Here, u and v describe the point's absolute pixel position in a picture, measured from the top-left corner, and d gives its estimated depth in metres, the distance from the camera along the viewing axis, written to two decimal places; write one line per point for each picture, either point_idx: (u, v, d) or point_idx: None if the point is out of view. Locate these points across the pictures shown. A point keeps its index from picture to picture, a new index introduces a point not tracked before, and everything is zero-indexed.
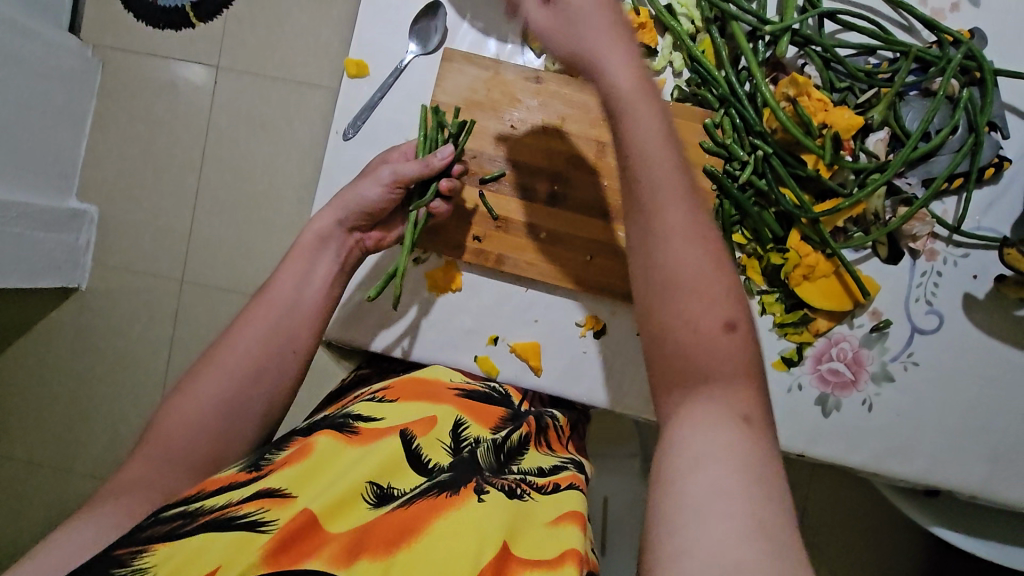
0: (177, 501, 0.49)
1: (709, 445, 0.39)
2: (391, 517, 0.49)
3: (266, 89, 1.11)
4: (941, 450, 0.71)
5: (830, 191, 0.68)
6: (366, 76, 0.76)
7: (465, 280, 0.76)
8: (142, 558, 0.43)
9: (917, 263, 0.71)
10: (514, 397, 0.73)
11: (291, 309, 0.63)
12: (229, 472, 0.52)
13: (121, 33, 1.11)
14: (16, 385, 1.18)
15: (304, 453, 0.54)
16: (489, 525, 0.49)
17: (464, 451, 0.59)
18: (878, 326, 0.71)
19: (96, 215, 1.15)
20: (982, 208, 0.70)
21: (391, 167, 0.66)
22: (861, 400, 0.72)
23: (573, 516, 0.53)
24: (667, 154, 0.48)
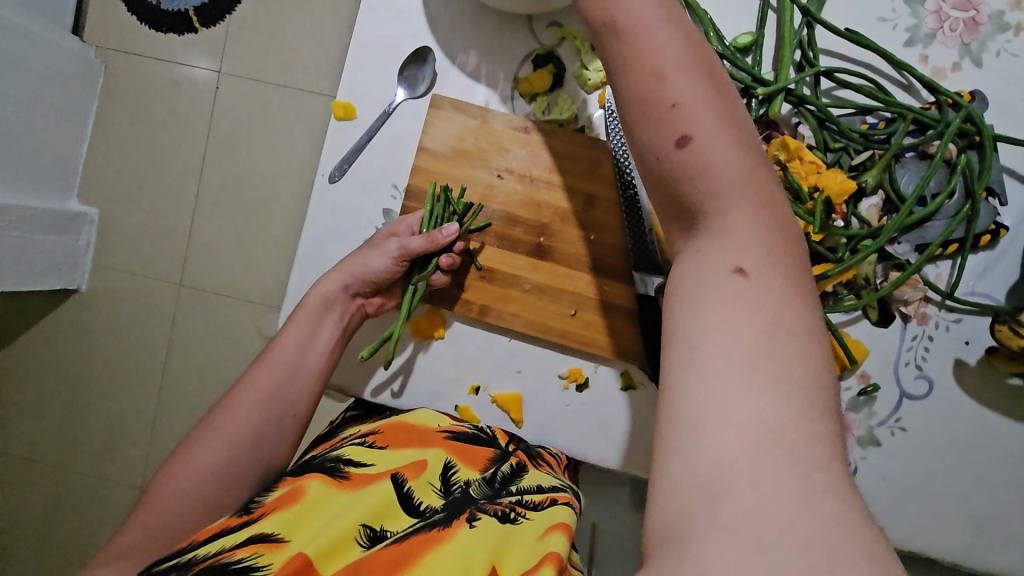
0: (172, 554, 0.51)
1: (714, 387, 0.33)
2: (384, 554, 0.49)
3: (267, 94, 1.09)
4: (925, 516, 0.70)
5: (821, 256, 0.66)
6: (353, 119, 0.75)
7: (449, 330, 0.75)
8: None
9: (908, 327, 0.69)
10: (501, 438, 0.71)
11: (293, 372, 0.63)
12: (222, 520, 0.54)
13: (124, 36, 1.11)
14: (13, 383, 1.19)
15: (295, 495, 0.55)
16: (478, 552, 0.48)
17: (454, 492, 0.58)
18: (866, 390, 0.70)
19: (95, 217, 1.14)
20: (977, 273, 0.69)
21: (399, 240, 0.66)
22: (847, 463, 0.70)
23: (559, 525, 0.52)
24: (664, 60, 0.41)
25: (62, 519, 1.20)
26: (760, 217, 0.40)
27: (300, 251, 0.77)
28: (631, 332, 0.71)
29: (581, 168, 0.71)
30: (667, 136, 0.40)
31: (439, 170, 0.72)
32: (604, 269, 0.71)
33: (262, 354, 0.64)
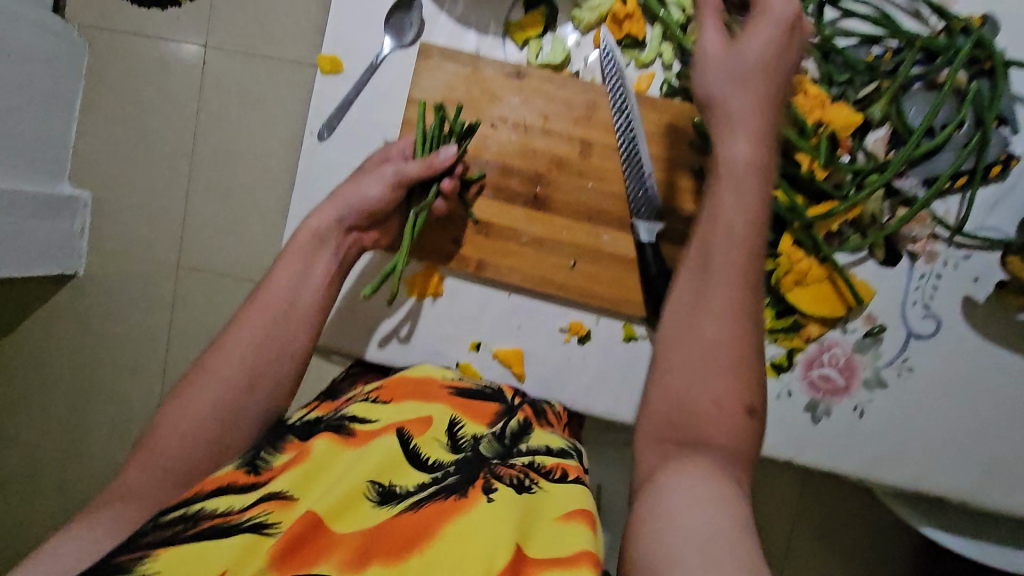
0: (177, 504, 0.48)
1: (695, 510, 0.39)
2: (399, 518, 0.48)
3: (255, 68, 1.06)
4: (934, 456, 0.69)
5: (825, 193, 0.65)
6: (341, 73, 0.72)
7: (446, 285, 0.73)
8: (146, 564, 0.42)
9: (915, 266, 0.68)
10: (507, 392, 0.70)
11: (287, 312, 0.61)
12: (228, 471, 0.51)
13: (105, 10, 1.07)
14: (17, 371, 1.18)
15: (303, 456, 0.54)
16: (500, 521, 0.46)
17: (464, 448, 0.58)
18: (872, 331, 0.69)
19: (89, 200, 1.13)
20: (986, 208, 0.67)
21: (395, 166, 0.65)
22: (852, 406, 0.69)
23: (579, 512, 0.49)
24: (750, 243, 0.48)
25: (73, 503, 1.21)
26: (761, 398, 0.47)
27: (291, 212, 0.75)
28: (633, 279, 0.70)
29: (578, 114, 0.69)
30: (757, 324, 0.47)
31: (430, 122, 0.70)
32: (603, 218, 0.70)
33: (253, 292, 0.62)
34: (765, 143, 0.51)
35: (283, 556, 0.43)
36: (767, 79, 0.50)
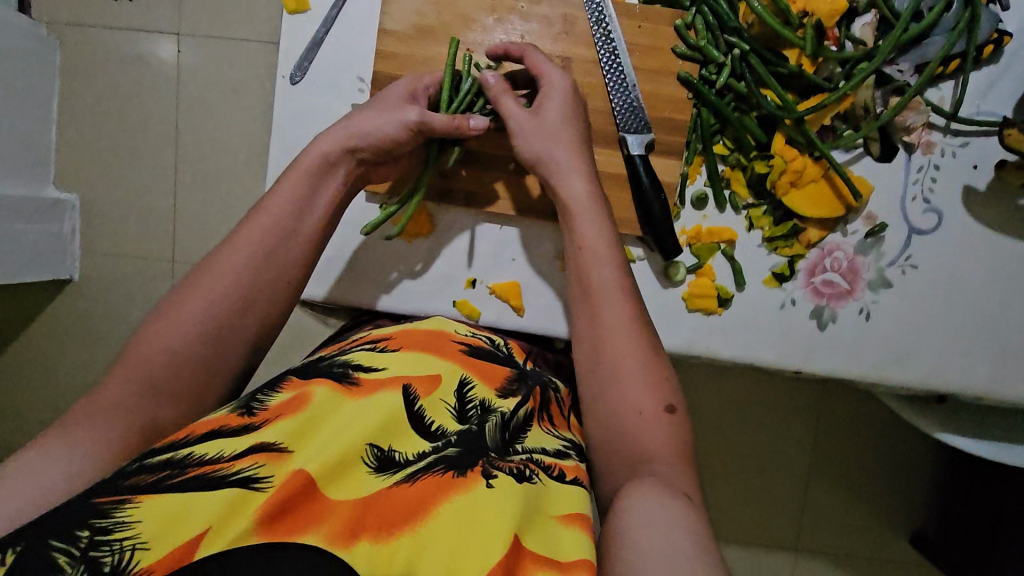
0: (164, 447, 0.43)
1: (649, 501, 0.47)
2: (396, 494, 0.44)
3: (231, 52, 1.09)
4: (945, 351, 0.68)
5: (815, 87, 0.64)
6: (307, 11, 0.70)
7: (436, 224, 0.72)
8: (124, 511, 0.37)
9: (912, 157, 0.66)
10: (517, 355, 0.67)
11: (288, 236, 0.58)
12: (220, 416, 0.46)
13: (75, 8, 1.09)
14: (24, 377, 1.20)
15: (302, 402, 0.48)
16: (503, 511, 0.44)
17: (470, 420, 0.53)
18: (873, 231, 0.67)
19: (77, 202, 1.14)
20: (981, 91, 0.65)
21: (421, 110, 0.62)
22: (858, 308, 0.68)
23: (571, 517, 0.49)
24: (610, 257, 0.61)
25: None
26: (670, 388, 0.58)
27: (270, 162, 0.72)
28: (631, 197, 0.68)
29: (557, 31, 0.67)
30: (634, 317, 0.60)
31: (404, 53, 0.69)
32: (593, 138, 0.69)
33: (252, 211, 0.59)
34: (589, 168, 0.64)
35: (272, 523, 0.40)
36: (565, 125, 0.63)
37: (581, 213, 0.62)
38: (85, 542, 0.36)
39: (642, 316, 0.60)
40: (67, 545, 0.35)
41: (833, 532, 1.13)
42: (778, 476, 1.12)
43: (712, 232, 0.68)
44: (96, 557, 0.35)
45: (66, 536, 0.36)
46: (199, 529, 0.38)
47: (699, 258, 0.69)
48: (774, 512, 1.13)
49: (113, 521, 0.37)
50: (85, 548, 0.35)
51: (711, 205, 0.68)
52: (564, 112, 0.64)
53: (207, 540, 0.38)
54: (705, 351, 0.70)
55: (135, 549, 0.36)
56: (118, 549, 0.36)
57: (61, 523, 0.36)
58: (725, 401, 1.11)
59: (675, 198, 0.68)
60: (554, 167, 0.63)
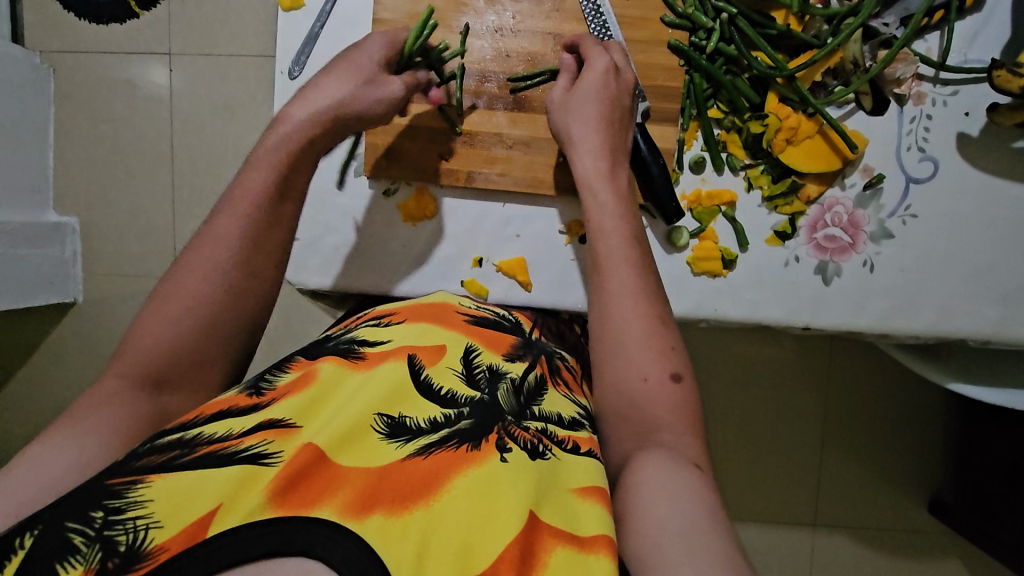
0: (173, 429, 0.43)
1: (664, 477, 0.45)
2: (409, 464, 0.42)
3: (222, 67, 1.11)
4: (949, 299, 0.69)
5: (804, 44, 0.66)
6: (301, 7, 0.71)
7: (439, 206, 0.73)
8: (137, 491, 0.37)
9: (904, 109, 0.67)
10: (525, 323, 0.68)
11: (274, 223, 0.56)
12: (230, 398, 0.46)
13: (66, 35, 1.10)
14: (34, 402, 1.21)
15: (309, 380, 0.48)
16: (518, 489, 0.42)
17: (479, 382, 0.53)
18: (871, 183, 0.68)
19: (77, 225, 1.16)
20: (968, 39, 0.66)
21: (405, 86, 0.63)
22: (862, 261, 0.69)
23: (591, 490, 0.45)
24: (621, 230, 0.60)
25: None
26: (680, 354, 0.56)
27: None
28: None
29: (546, 9, 0.69)
30: (652, 294, 0.57)
31: None
32: None
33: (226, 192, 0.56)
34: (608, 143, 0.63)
35: (283, 496, 0.37)
36: (597, 100, 0.62)
37: (597, 182, 0.61)
38: (98, 523, 0.35)
39: (653, 288, 0.58)
40: (81, 526, 0.35)
41: (850, 501, 1.14)
42: (792, 449, 1.13)
43: (712, 195, 0.70)
44: (110, 537, 0.35)
45: (80, 519, 0.35)
46: (210, 505, 0.36)
47: (701, 222, 0.70)
48: (790, 486, 1.13)
49: (125, 501, 0.36)
50: (100, 527, 0.35)
51: (710, 168, 0.70)
52: (598, 88, 0.63)
53: (219, 515, 0.36)
54: (714, 313, 0.71)
55: (149, 528, 0.35)
56: (131, 529, 0.35)
57: (74, 505, 0.36)
58: (733, 378, 1.12)
59: (673, 163, 0.69)
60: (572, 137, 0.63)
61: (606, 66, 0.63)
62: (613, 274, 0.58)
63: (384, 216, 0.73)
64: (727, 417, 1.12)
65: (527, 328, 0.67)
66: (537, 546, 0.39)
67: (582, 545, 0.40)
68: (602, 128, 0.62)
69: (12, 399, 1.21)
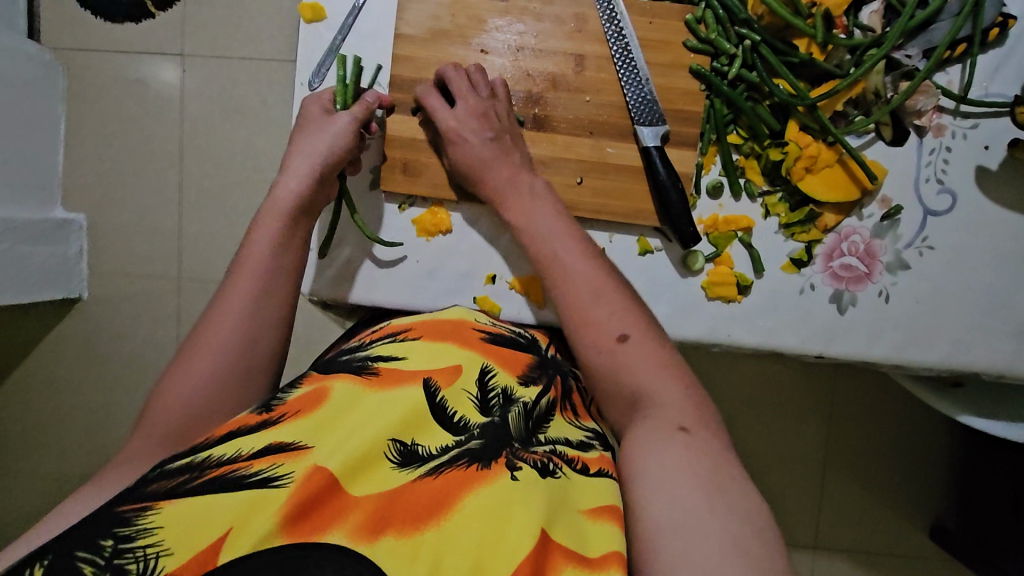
0: (184, 451, 0.43)
1: (656, 455, 0.48)
2: (418, 486, 0.42)
3: (235, 70, 1.11)
4: (965, 331, 0.69)
5: (827, 74, 0.66)
6: (323, 19, 0.71)
7: (453, 221, 0.72)
8: (146, 518, 0.36)
9: (924, 140, 0.67)
10: (541, 341, 0.67)
11: (274, 271, 0.58)
12: (240, 417, 0.45)
13: (80, 33, 1.11)
14: (33, 399, 1.20)
15: (320, 399, 0.47)
16: (528, 507, 0.41)
17: (493, 409, 0.52)
18: (889, 214, 0.68)
19: (84, 223, 1.15)
20: (989, 73, 0.67)
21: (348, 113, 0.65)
22: (877, 291, 0.69)
23: (604, 509, 0.45)
24: (550, 242, 0.63)
25: None
26: (625, 317, 0.58)
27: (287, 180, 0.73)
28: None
29: (569, 28, 0.69)
30: (584, 284, 0.61)
31: (420, 56, 0.70)
32: (609, 130, 0.69)
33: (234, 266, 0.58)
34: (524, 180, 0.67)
35: (295, 523, 0.38)
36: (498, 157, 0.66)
37: (511, 216, 0.66)
38: (108, 552, 0.35)
39: (591, 269, 0.61)
40: (91, 556, 0.35)
41: (854, 527, 1.13)
42: (795, 473, 1.12)
43: (729, 220, 0.69)
44: (121, 565, 0.35)
45: (90, 547, 0.35)
46: (221, 529, 0.37)
47: (717, 247, 0.70)
48: (791, 510, 1.13)
49: (135, 529, 0.36)
50: (109, 557, 0.35)
51: (727, 194, 0.70)
52: (466, 149, 0.67)
53: (230, 540, 0.36)
54: (727, 338, 0.71)
55: (159, 556, 0.35)
56: (142, 557, 0.35)
57: (83, 534, 0.36)
58: (738, 399, 1.11)
59: (691, 187, 0.69)
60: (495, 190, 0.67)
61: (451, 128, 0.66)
62: (554, 277, 0.62)
63: (397, 230, 0.72)
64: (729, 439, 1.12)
65: (544, 345, 0.67)
66: (548, 565, 0.39)
67: (592, 564, 0.40)
68: (496, 163, 0.66)
69: (12, 395, 1.20)
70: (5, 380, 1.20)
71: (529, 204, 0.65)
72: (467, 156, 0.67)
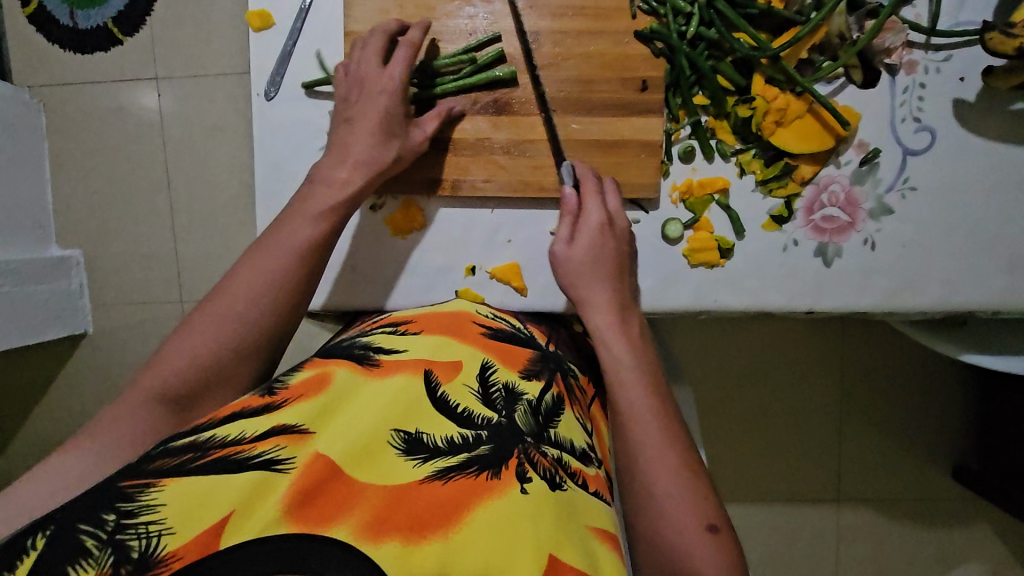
0: (186, 431, 0.42)
1: None
2: (425, 489, 0.40)
3: (210, 88, 1.10)
4: (957, 270, 0.67)
5: (788, 22, 0.64)
6: (272, 26, 0.70)
7: (427, 217, 0.71)
8: (149, 494, 0.35)
9: (896, 79, 0.65)
10: (539, 337, 0.66)
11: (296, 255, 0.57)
12: (242, 399, 0.45)
13: (53, 68, 1.10)
14: (53, 434, 1.22)
15: (322, 385, 0.47)
16: (537, 529, 0.40)
17: (496, 403, 0.51)
18: (867, 159, 0.66)
19: (81, 257, 1.16)
20: (958, 1, 0.64)
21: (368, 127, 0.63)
22: (862, 239, 0.67)
23: (605, 534, 0.46)
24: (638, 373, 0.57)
25: None
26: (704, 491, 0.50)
27: (259, 185, 0.72)
28: (628, 164, 0.68)
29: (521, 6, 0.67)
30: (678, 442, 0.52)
31: None
32: (576, 106, 0.68)
33: (253, 246, 0.58)
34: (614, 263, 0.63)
35: (298, 510, 0.37)
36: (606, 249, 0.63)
37: (609, 338, 0.59)
38: (111, 526, 0.33)
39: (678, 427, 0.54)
40: (94, 529, 0.33)
41: (872, 477, 1.12)
42: (809, 429, 1.11)
43: (703, 183, 0.68)
44: (122, 540, 0.33)
45: (92, 521, 0.33)
46: (223, 512, 0.35)
47: (695, 213, 0.69)
48: (808, 465, 1.12)
49: (138, 504, 0.34)
50: (112, 531, 0.33)
51: (700, 156, 0.69)
52: (599, 250, 0.63)
53: (232, 524, 0.35)
54: (716, 304, 0.70)
55: (162, 534, 0.33)
56: (143, 534, 0.33)
57: (87, 506, 0.34)
58: (743, 360, 1.10)
59: (662, 155, 0.68)
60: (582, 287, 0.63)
61: (603, 221, 0.64)
62: (641, 435, 0.53)
63: (372, 231, 0.72)
64: (740, 402, 1.11)
65: (543, 342, 0.66)
66: None
67: None
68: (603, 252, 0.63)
69: (33, 433, 1.22)
70: (24, 420, 1.21)
71: (634, 338, 0.60)
72: (593, 255, 0.63)
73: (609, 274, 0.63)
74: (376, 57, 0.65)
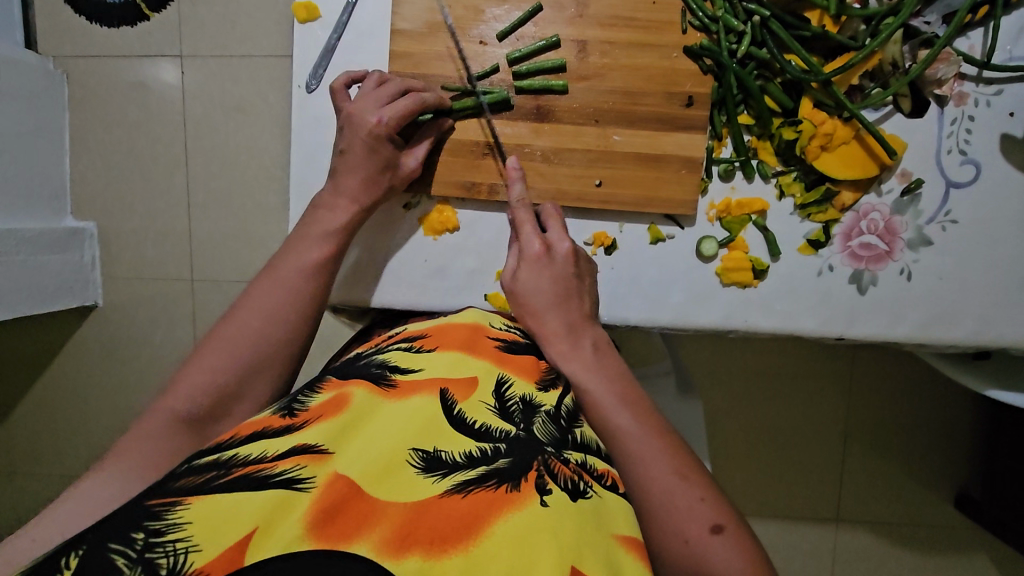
0: (210, 449, 0.42)
1: None
2: (447, 500, 0.40)
3: (235, 69, 1.09)
4: (991, 307, 0.66)
5: (841, 46, 0.64)
6: (317, 18, 0.69)
7: (461, 219, 0.71)
8: (176, 512, 0.35)
9: (945, 110, 0.65)
10: None
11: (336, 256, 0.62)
12: (263, 418, 0.45)
13: (78, 40, 1.10)
14: (58, 405, 1.22)
15: (341, 404, 0.47)
16: (559, 539, 0.39)
17: (513, 416, 0.50)
18: (910, 189, 0.66)
19: (95, 230, 1.16)
20: (1013, 35, 0.63)
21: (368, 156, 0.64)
22: (899, 269, 0.67)
23: (630, 541, 0.44)
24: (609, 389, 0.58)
25: None
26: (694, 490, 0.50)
27: (293, 176, 0.72)
28: (671, 180, 0.67)
29: (569, 14, 0.67)
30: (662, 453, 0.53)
31: (418, 51, 0.68)
32: (616, 116, 0.67)
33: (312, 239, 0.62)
34: (566, 285, 0.63)
35: (321, 528, 0.37)
36: (551, 277, 0.63)
37: (567, 364, 0.60)
38: (140, 545, 0.34)
39: (658, 429, 0.55)
40: (123, 548, 0.33)
41: (874, 498, 1.12)
42: (813, 449, 1.11)
43: (742, 204, 0.68)
44: (152, 559, 0.33)
45: (123, 540, 0.34)
46: (246, 528, 0.35)
47: (731, 232, 0.69)
48: (812, 484, 1.12)
49: (166, 523, 0.35)
50: (141, 550, 0.33)
51: (740, 176, 0.68)
52: (536, 278, 0.64)
53: (256, 540, 0.35)
54: (744, 324, 0.69)
55: (189, 551, 0.34)
56: (172, 551, 0.33)
57: (117, 525, 0.35)
58: (752, 376, 1.10)
59: (702, 173, 0.68)
60: (535, 317, 0.63)
61: (539, 250, 0.64)
62: (623, 453, 0.53)
63: (406, 230, 0.72)
64: (745, 420, 1.11)
65: None
66: None
67: None
68: (551, 279, 0.63)
69: (37, 403, 1.22)
70: (29, 389, 1.22)
71: (592, 358, 0.61)
72: (541, 281, 0.63)
73: (562, 294, 0.63)
74: (377, 99, 0.64)
